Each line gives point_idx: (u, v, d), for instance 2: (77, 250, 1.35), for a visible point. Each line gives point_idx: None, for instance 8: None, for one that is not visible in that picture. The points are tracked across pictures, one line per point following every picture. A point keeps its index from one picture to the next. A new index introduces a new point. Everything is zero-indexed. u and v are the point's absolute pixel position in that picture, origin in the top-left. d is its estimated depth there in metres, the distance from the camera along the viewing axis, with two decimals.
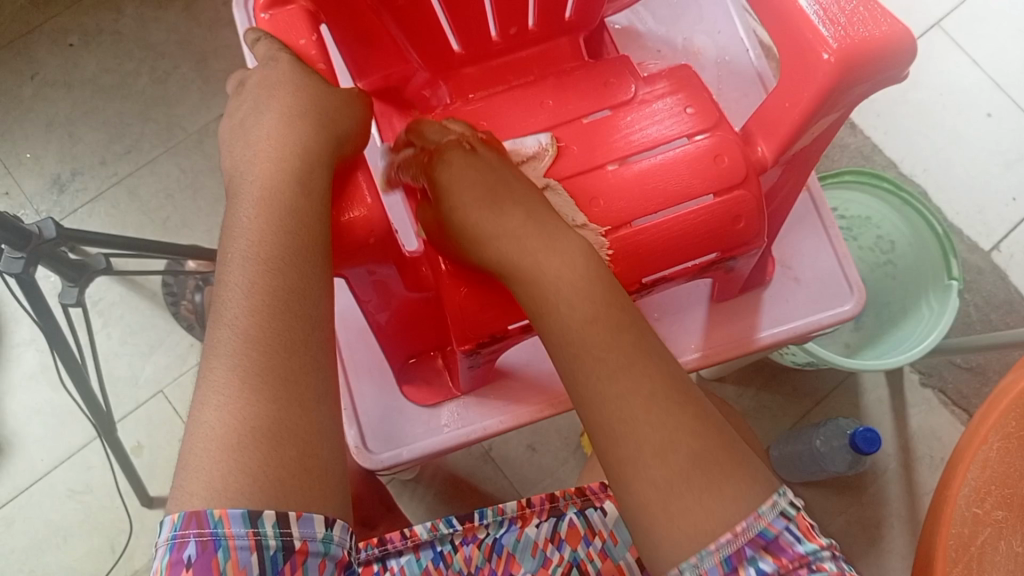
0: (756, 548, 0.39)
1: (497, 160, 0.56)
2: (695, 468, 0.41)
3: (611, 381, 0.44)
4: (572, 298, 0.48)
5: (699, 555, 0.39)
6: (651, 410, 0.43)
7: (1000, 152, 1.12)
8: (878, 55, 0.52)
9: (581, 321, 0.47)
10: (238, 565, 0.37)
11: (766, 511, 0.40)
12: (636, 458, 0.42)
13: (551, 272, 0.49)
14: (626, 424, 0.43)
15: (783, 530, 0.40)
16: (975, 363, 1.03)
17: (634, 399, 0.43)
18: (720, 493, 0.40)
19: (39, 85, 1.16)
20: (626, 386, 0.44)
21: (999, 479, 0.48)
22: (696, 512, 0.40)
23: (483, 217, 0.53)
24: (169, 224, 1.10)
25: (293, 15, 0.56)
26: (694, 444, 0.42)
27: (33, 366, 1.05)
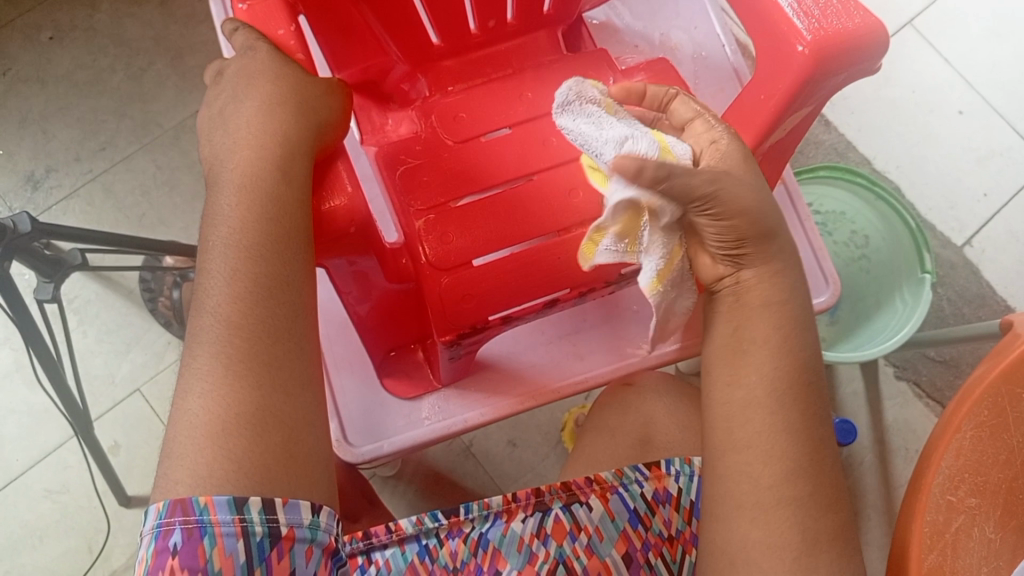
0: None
1: None
2: (830, 537, 0.47)
3: (789, 438, 0.48)
4: (789, 356, 0.50)
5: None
6: (813, 475, 0.47)
7: (972, 148, 1.14)
8: (851, 47, 0.53)
9: (784, 378, 0.49)
10: (224, 552, 0.37)
11: None
12: (787, 508, 0.47)
13: (779, 326, 0.51)
14: (796, 476, 0.47)
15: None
16: (948, 356, 1.05)
17: (810, 461, 0.48)
18: (842, 562, 0.46)
19: (12, 81, 1.14)
20: (801, 445, 0.48)
21: (971, 467, 0.49)
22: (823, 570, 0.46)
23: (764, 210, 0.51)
24: (145, 221, 1.09)
25: (270, 6, 0.56)
26: (836, 515, 0.47)
27: (7, 366, 1.04)
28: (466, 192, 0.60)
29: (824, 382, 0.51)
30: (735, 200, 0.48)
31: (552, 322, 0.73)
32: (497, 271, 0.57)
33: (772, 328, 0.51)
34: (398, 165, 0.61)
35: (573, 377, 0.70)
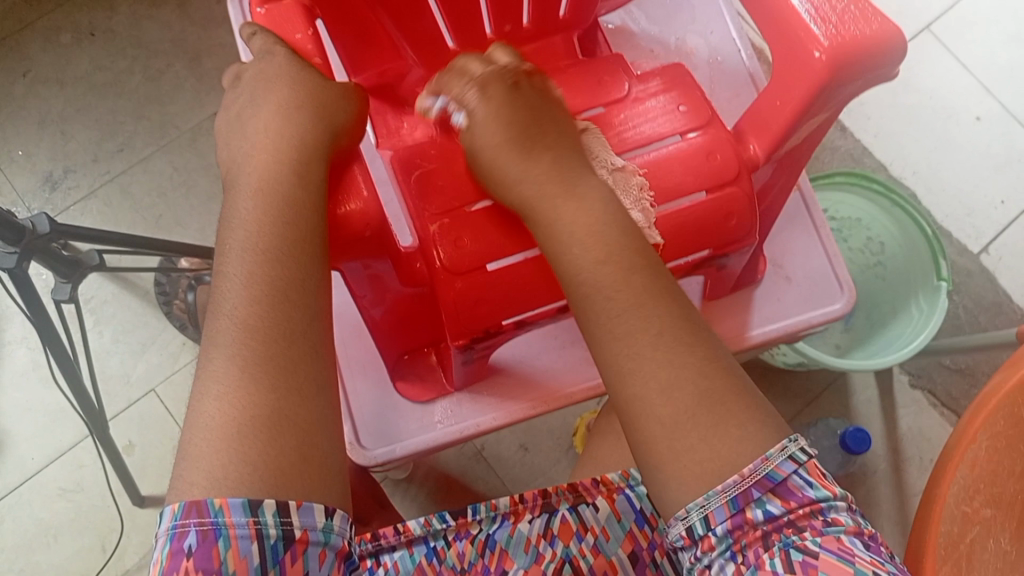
0: (763, 490, 0.40)
1: (534, 100, 0.56)
2: (698, 405, 0.42)
3: (617, 324, 0.45)
4: (587, 241, 0.48)
5: (706, 496, 0.40)
6: (658, 349, 0.43)
7: (989, 156, 1.13)
8: (869, 53, 0.53)
9: (593, 262, 0.47)
10: (238, 555, 0.37)
11: (773, 455, 0.40)
12: (644, 399, 0.42)
13: (566, 216, 0.50)
14: (634, 360, 0.43)
15: (791, 475, 0.40)
16: (964, 364, 1.04)
17: (643, 338, 0.44)
18: (726, 431, 0.41)
19: (31, 83, 1.15)
20: (632, 325, 0.44)
21: (986, 478, 0.49)
22: (701, 450, 0.40)
23: (506, 156, 0.53)
24: (162, 223, 1.10)
25: (289, 10, 0.57)
26: (701, 382, 0.42)
27: (24, 365, 1.05)
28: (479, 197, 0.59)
29: (651, 251, 0.48)
30: (494, 162, 0.54)
31: (564, 328, 0.72)
32: (512, 275, 0.58)
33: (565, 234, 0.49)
34: (413, 168, 0.60)
35: (587, 382, 0.71)
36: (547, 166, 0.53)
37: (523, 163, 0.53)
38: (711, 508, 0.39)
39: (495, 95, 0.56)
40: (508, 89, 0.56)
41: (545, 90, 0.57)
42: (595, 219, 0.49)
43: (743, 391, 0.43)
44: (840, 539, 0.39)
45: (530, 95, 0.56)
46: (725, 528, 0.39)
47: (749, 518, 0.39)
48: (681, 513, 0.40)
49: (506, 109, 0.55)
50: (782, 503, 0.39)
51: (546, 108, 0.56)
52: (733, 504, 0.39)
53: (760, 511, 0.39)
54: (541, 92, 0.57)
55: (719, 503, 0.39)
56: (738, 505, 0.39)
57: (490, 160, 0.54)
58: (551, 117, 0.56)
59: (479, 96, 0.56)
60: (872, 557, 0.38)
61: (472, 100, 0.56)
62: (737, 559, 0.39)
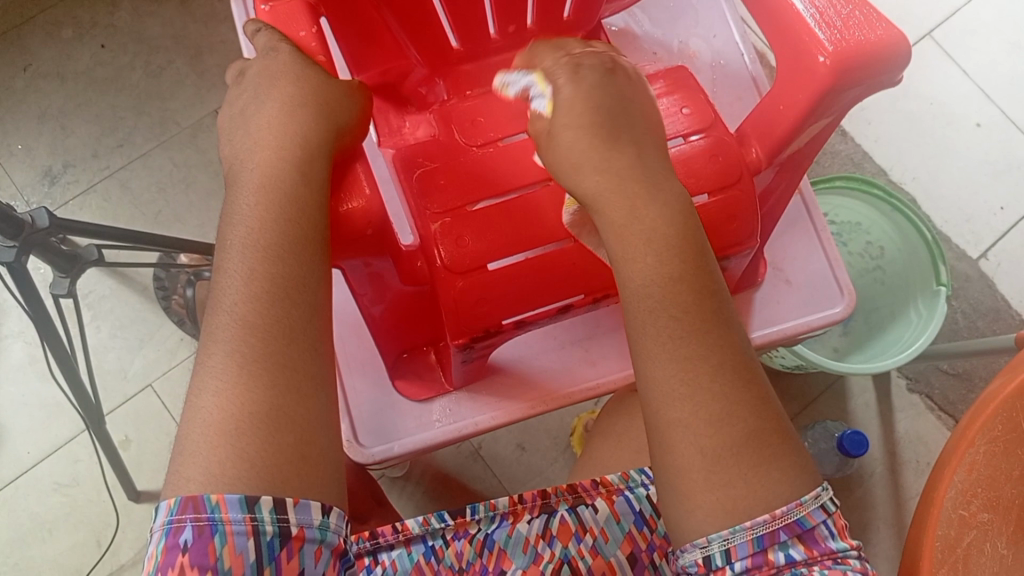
0: (790, 535, 0.41)
1: (626, 93, 0.53)
2: (743, 442, 0.42)
3: (679, 344, 0.44)
4: (664, 252, 0.47)
5: (732, 529, 0.41)
6: (716, 379, 0.43)
7: (989, 162, 1.13)
8: (873, 58, 0.53)
9: (662, 278, 0.46)
10: (234, 551, 0.37)
11: (808, 501, 0.42)
12: (690, 425, 0.42)
13: (645, 222, 0.47)
14: (688, 386, 0.43)
15: (819, 523, 0.42)
16: (961, 369, 1.04)
17: (701, 365, 0.44)
18: (766, 472, 0.42)
19: (32, 77, 1.15)
20: (694, 350, 0.44)
21: (985, 481, 0.49)
22: (738, 487, 0.41)
23: (593, 142, 0.50)
24: (161, 218, 1.10)
25: (293, 7, 0.57)
26: (750, 420, 0.43)
27: (21, 358, 1.05)
28: (480, 196, 0.59)
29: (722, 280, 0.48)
30: (565, 139, 0.51)
31: (564, 328, 0.72)
32: (514, 277, 0.58)
33: (643, 241, 0.47)
34: (415, 168, 0.60)
35: (586, 383, 0.71)
36: (625, 155, 0.50)
37: (601, 148, 0.50)
38: (734, 543, 0.40)
39: (588, 79, 0.53)
40: (603, 77, 0.53)
41: (638, 84, 0.55)
42: (676, 234, 0.47)
43: (787, 434, 0.44)
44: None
45: (621, 85, 0.54)
46: (745, 564, 0.40)
47: (769, 558, 0.40)
48: (700, 541, 0.41)
49: (599, 94, 0.52)
50: (805, 550, 0.41)
51: (636, 100, 0.53)
52: (758, 542, 0.40)
53: (782, 555, 0.40)
54: (633, 84, 0.54)
55: (744, 539, 0.40)
56: (762, 544, 0.40)
57: (563, 139, 0.51)
58: (638, 111, 0.53)
59: (571, 76, 0.53)
60: None
61: (565, 79, 0.53)
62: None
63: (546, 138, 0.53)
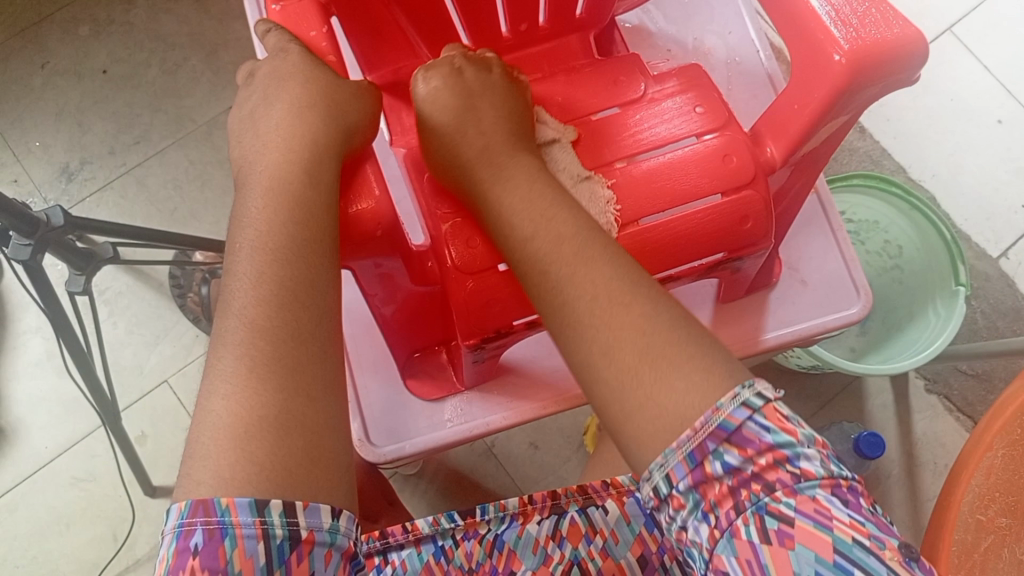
0: (718, 442, 0.36)
1: (474, 87, 0.59)
2: (642, 360, 0.39)
3: (564, 291, 0.44)
4: (519, 220, 0.49)
5: (664, 454, 0.37)
6: (594, 310, 0.42)
7: (1010, 158, 1.11)
8: (890, 57, 0.52)
9: (524, 240, 0.48)
10: (244, 554, 0.37)
11: (724, 403, 0.36)
12: (595, 363, 0.41)
13: (497, 201, 0.52)
14: (577, 327, 0.42)
15: (746, 422, 0.36)
16: (981, 370, 1.03)
17: (579, 304, 0.43)
18: (671, 383, 0.38)
19: (49, 74, 1.16)
20: (576, 290, 0.43)
21: (1003, 485, 0.49)
22: (650, 408, 0.38)
23: (446, 145, 0.57)
24: (177, 215, 1.11)
25: (304, 6, 0.56)
26: (645, 339, 0.40)
27: (39, 354, 1.06)
28: None
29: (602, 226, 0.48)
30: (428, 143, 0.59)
31: None
32: None
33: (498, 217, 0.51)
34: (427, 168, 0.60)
35: None
36: (484, 144, 0.56)
37: (460, 146, 0.56)
38: (671, 466, 0.37)
39: (442, 77, 0.59)
40: (452, 74, 0.59)
41: (489, 73, 0.61)
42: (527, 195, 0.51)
43: (690, 338, 0.40)
44: (817, 500, 0.35)
45: (468, 79, 0.60)
46: (688, 485, 0.36)
47: (712, 474, 0.36)
48: (648, 474, 0.38)
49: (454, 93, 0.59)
50: (740, 454, 0.36)
51: (482, 93, 0.59)
52: (692, 459, 0.36)
53: (719, 465, 0.36)
54: (481, 75, 0.60)
55: (678, 459, 0.37)
56: (696, 459, 0.36)
57: (428, 145, 0.58)
58: (490, 102, 0.59)
59: (423, 76, 0.59)
60: (850, 518, 0.34)
61: (421, 80, 0.59)
62: (710, 521, 0.36)
63: (422, 135, 0.59)
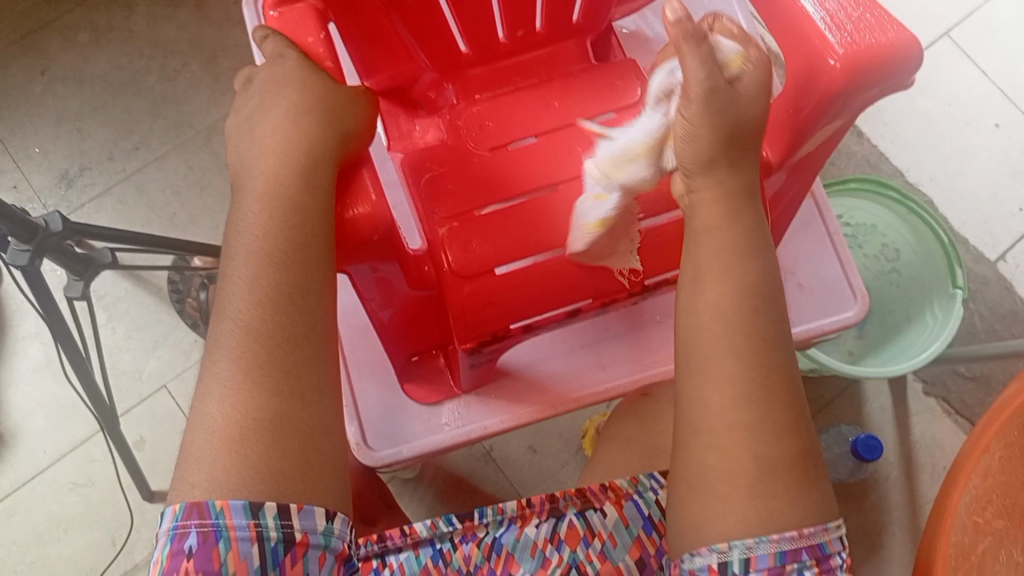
0: (810, 556, 0.42)
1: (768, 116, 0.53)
2: (799, 461, 0.44)
3: (764, 351, 0.46)
4: (749, 284, 0.48)
5: (758, 538, 0.42)
6: (785, 396, 0.46)
7: (1007, 163, 1.12)
8: (883, 62, 0.52)
9: (745, 301, 0.48)
10: (238, 556, 0.37)
11: (830, 528, 0.44)
12: (752, 431, 0.44)
13: (742, 254, 0.49)
14: (761, 395, 0.45)
15: (835, 554, 0.43)
16: (979, 373, 1.03)
17: (775, 380, 0.46)
18: (806, 492, 0.44)
19: (49, 81, 1.16)
20: (775, 362, 0.46)
21: (1000, 489, 0.50)
22: (780, 498, 0.43)
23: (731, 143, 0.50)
24: (176, 220, 1.11)
25: (301, 13, 0.57)
26: (803, 443, 0.45)
27: (38, 359, 1.06)
28: (491, 201, 0.59)
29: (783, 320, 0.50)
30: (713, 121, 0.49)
31: (575, 332, 0.72)
32: (517, 281, 0.58)
33: (726, 255, 0.49)
34: (423, 171, 0.61)
35: (594, 387, 0.70)
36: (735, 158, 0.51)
37: (714, 145, 0.50)
38: (757, 553, 0.42)
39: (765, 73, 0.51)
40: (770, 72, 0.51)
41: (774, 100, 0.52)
42: (750, 235, 0.50)
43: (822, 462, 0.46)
44: None
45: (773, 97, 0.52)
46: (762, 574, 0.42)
47: None
48: (721, 546, 0.43)
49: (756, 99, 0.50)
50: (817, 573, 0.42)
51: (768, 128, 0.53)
52: (780, 557, 0.42)
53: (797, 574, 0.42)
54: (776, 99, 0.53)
55: (767, 550, 0.42)
56: (784, 560, 0.42)
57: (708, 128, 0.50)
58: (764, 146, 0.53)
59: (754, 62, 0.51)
60: None
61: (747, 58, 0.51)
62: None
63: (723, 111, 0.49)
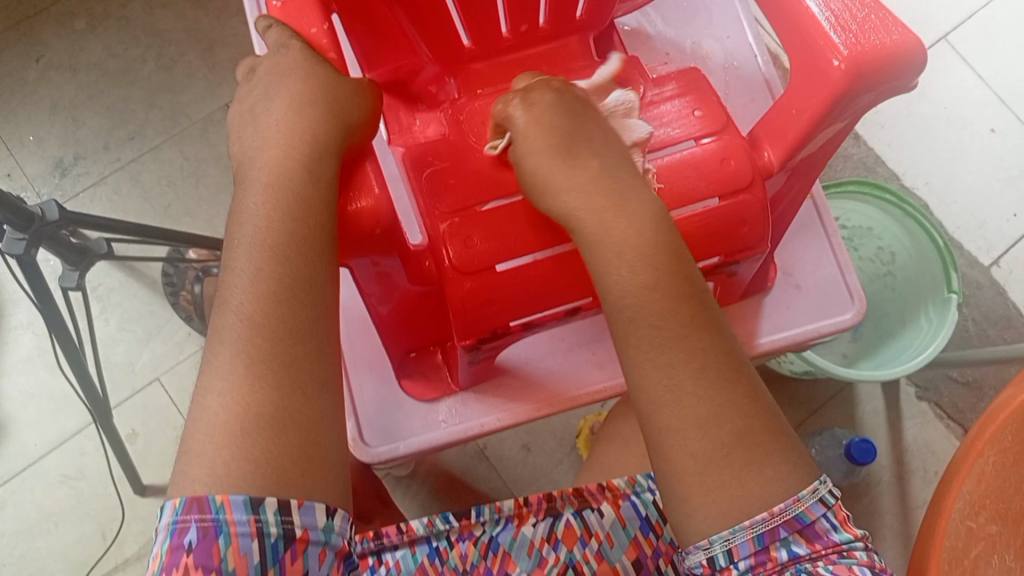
0: (791, 531, 0.42)
1: (578, 108, 0.56)
2: (737, 444, 0.43)
3: (659, 352, 0.45)
4: (635, 266, 0.47)
5: (732, 530, 0.42)
6: (701, 382, 0.44)
7: (1002, 168, 1.12)
8: (886, 64, 0.52)
9: (637, 289, 0.47)
10: (238, 552, 0.37)
11: (805, 496, 0.43)
12: (683, 431, 0.44)
13: (616, 235, 0.49)
14: (675, 392, 0.45)
15: (819, 517, 0.43)
16: (972, 378, 1.04)
17: (685, 370, 0.45)
18: (758, 472, 0.43)
19: (44, 69, 1.15)
20: (677, 356, 0.45)
21: (994, 493, 0.50)
22: (732, 487, 0.43)
23: (551, 167, 0.52)
24: (170, 212, 1.10)
25: (305, 2, 0.57)
26: (739, 420, 0.44)
27: (30, 350, 1.05)
28: (490, 197, 0.58)
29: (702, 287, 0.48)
30: (533, 167, 0.53)
31: (573, 330, 0.72)
32: (519, 278, 0.58)
33: (608, 256, 0.49)
34: (425, 166, 0.60)
35: (592, 386, 0.70)
36: (569, 163, 0.52)
37: (544, 176, 0.52)
38: (736, 543, 0.42)
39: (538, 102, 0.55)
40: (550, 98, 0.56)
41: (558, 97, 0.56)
42: (621, 215, 0.49)
43: (777, 432, 0.44)
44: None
45: (571, 103, 0.56)
46: (749, 562, 0.41)
47: (775, 555, 0.42)
48: (703, 543, 0.42)
49: (547, 118, 0.54)
50: (807, 545, 0.42)
51: (588, 119, 0.55)
52: (759, 540, 0.42)
53: (785, 551, 0.42)
54: (572, 102, 0.56)
55: (745, 538, 0.42)
56: (764, 542, 0.42)
57: (528, 160, 0.53)
58: (597, 134, 0.55)
59: (523, 100, 0.56)
60: None
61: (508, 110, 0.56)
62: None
63: (523, 161, 0.54)
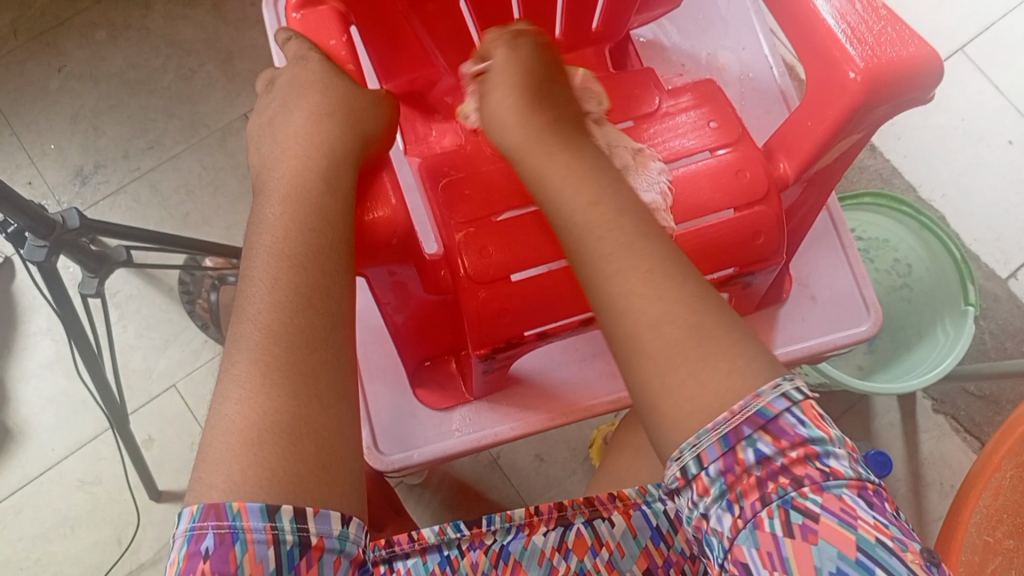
0: (754, 428, 0.35)
1: (550, 60, 0.60)
2: (692, 341, 0.38)
3: (607, 262, 0.42)
4: (580, 186, 0.47)
5: (698, 434, 0.36)
6: (649, 283, 0.40)
7: (1020, 180, 1.11)
8: (902, 77, 0.52)
9: (584, 204, 0.45)
10: (255, 559, 0.37)
11: (765, 391, 0.36)
12: (641, 336, 0.39)
13: (568, 165, 0.49)
14: (624, 298, 0.40)
15: (784, 413, 0.35)
16: (989, 391, 1.03)
17: (632, 274, 0.41)
18: (718, 369, 0.37)
19: (66, 78, 1.17)
20: (624, 263, 0.41)
21: (1011, 507, 0.53)
22: (692, 386, 0.37)
23: (517, 108, 0.55)
24: (188, 220, 1.11)
25: (325, 15, 0.58)
26: (692, 316, 0.39)
27: (49, 355, 1.06)
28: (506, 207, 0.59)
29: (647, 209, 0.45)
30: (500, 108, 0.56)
31: (586, 340, 0.72)
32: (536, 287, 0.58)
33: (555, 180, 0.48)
34: (442, 177, 0.61)
35: (605, 396, 0.70)
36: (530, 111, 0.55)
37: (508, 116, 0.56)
38: (703, 448, 0.36)
39: (518, 49, 0.59)
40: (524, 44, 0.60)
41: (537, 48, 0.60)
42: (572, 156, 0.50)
43: (737, 329, 0.39)
44: (842, 498, 0.34)
45: (547, 57, 0.60)
46: (717, 470, 0.35)
47: (743, 459, 0.35)
48: (675, 454, 0.37)
49: (521, 64, 0.58)
50: (773, 443, 0.35)
51: (553, 75, 0.59)
52: (725, 442, 0.35)
53: (752, 453, 0.35)
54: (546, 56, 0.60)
55: (711, 441, 0.35)
56: (730, 443, 0.35)
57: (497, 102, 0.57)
58: (560, 88, 0.58)
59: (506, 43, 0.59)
60: (875, 517, 0.34)
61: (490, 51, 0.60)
62: (734, 511, 0.35)
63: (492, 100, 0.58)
